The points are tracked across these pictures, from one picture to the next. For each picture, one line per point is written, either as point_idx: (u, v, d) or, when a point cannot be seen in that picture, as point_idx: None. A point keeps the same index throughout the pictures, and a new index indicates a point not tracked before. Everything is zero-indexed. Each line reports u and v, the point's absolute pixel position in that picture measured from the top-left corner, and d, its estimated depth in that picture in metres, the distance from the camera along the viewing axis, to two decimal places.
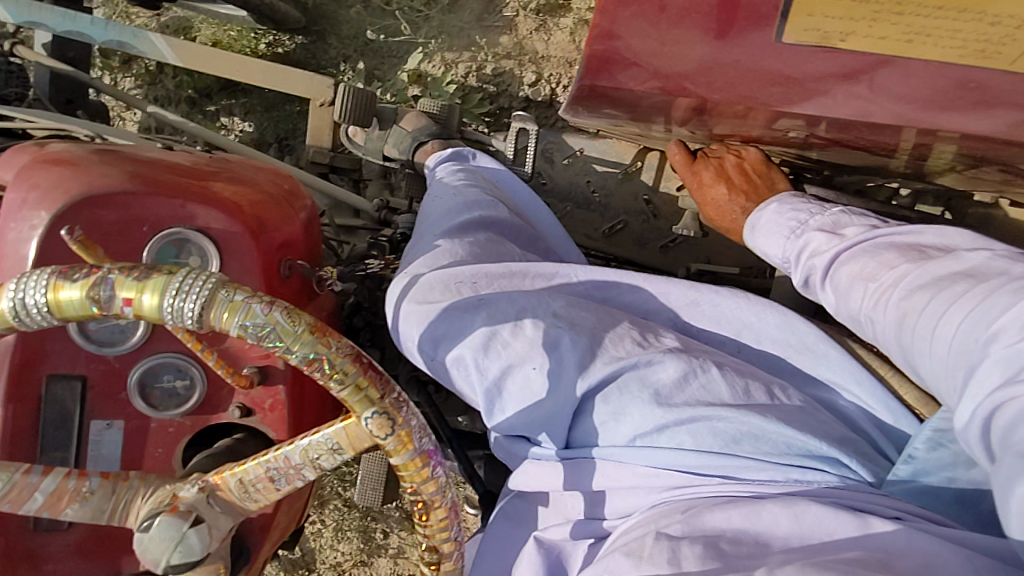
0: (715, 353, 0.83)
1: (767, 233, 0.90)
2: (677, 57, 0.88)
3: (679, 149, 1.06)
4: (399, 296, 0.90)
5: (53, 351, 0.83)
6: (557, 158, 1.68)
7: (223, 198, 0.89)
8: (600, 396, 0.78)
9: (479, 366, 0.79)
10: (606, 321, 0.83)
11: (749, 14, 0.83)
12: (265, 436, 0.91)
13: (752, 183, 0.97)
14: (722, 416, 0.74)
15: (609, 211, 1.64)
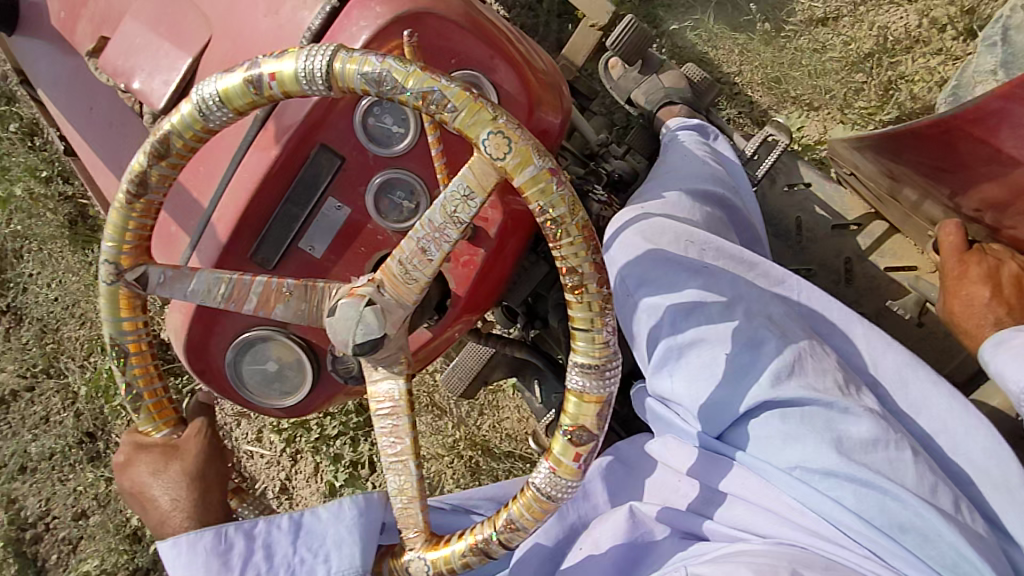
0: (905, 432, 0.82)
1: (1022, 361, 0.83)
2: None
3: (953, 231, 0.97)
4: (630, 220, 0.94)
5: (331, 126, 0.91)
6: (780, 182, 1.61)
7: (521, 65, 0.93)
8: (779, 410, 0.83)
9: (675, 325, 0.86)
10: (816, 350, 0.84)
11: None
12: (446, 284, 0.96)
13: (1021, 302, 0.91)
14: (899, 500, 0.77)
15: (804, 254, 1.55)
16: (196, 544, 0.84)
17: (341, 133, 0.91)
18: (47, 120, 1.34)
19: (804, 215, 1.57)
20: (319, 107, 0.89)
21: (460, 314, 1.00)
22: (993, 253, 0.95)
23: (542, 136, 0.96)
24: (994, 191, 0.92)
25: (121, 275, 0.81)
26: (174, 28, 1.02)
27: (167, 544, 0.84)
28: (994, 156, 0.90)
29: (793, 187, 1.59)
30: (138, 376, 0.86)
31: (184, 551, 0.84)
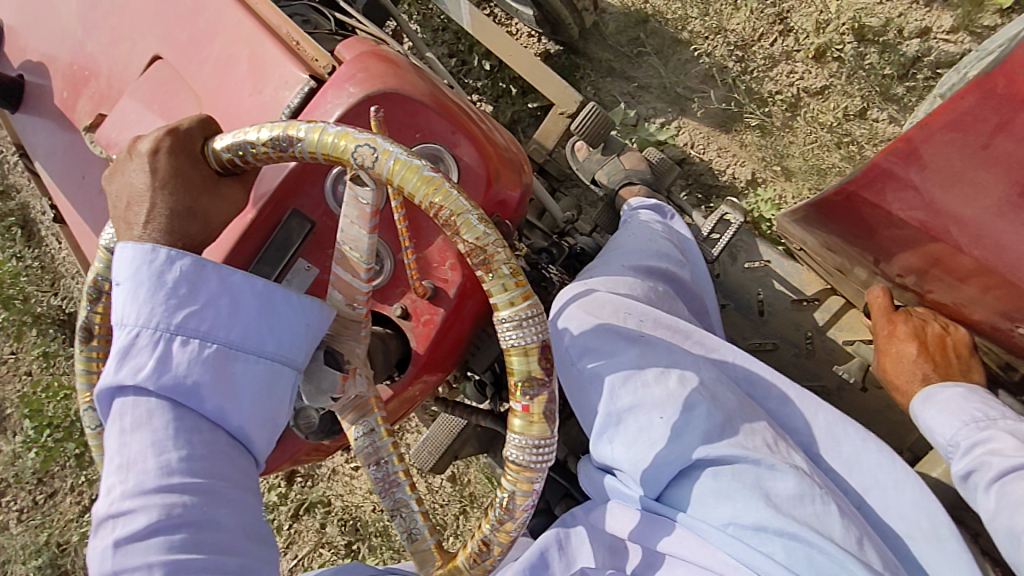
0: (833, 491, 0.86)
1: (948, 414, 0.94)
2: (920, 194, 0.89)
3: (880, 296, 1.07)
4: (570, 296, 1.01)
5: (304, 193, 0.99)
6: (737, 259, 1.70)
7: (481, 140, 1.02)
8: (712, 469, 0.86)
9: (612, 393, 0.90)
10: (746, 414, 0.90)
11: (994, 178, 0.81)
12: (406, 342, 1.01)
13: (946, 361, 0.99)
14: (822, 551, 0.79)
15: (765, 328, 1.62)
16: (169, 268, 0.72)
17: (313, 199, 0.99)
18: (41, 191, 1.41)
19: (759, 290, 1.65)
20: (293, 175, 0.97)
21: (419, 373, 1.03)
22: (922, 318, 1.02)
23: (499, 207, 1.05)
24: (913, 260, 0.99)
25: (242, 158, 0.77)
26: (166, 104, 1.12)
27: (134, 244, 0.73)
28: (887, 219, 0.96)
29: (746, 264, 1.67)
30: (271, 152, 0.75)
31: (157, 261, 0.72)
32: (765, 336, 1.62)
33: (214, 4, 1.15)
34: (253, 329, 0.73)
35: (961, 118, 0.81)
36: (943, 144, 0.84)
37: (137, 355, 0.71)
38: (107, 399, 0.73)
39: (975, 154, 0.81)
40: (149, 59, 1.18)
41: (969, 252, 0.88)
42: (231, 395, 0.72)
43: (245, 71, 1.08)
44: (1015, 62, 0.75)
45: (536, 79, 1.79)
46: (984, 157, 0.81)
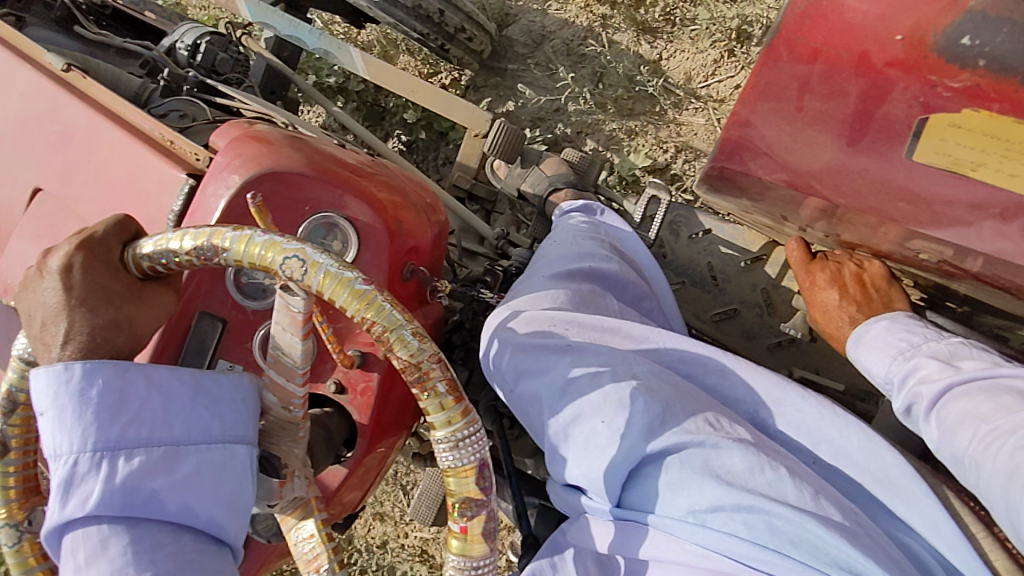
0: (786, 454, 0.88)
1: (869, 348, 0.94)
2: (782, 149, 0.93)
3: (797, 245, 1.07)
4: (495, 323, 1.01)
5: (208, 293, 0.97)
6: (682, 233, 1.69)
7: (372, 196, 1.01)
8: (661, 462, 0.86)
9: (556, 412, 0.90)
10: (683, 394, 0.90)
11: (845, 124, 0.88)
12: (349, 416, 0.99)
13: (867, 296, 0.99)
14: (783, 516, 0.80)
15: (723, 295, 1.62)
16: (86, 389, 0.72)
17: (220, 296, 0.97)
18: None
19: (703, 262, 1.66)
20: (195, 276, 0.96)
21: (371, 443, 1.01)
22: (837, 260, 1.03)
23: (410, 254, 1.05)
24: (810, 213, 0.99)
25: (163, 263, 0.76)
26: (54, 235, 1.10)
27: (44, 370, 0.73)
28: (752, 182, 0.97)
29: (686, 237, 1.68)
30: (191, 258, 0.73)
31: (75, 382, 0.72)
32: (717, 305, 1.62)
33: (84, 123, 1.13)
34: (192, 416, 0.76)
35: (776, 84, 0.91)
36: (767, 106, 0.92)
37: (82, 484, 0.71)
38: (59, 539, 0.73)
39: (794, 120, 0.92)
40: (31, 193, 1.15)
41: (834, 198, 0.91)
42: (188, 492, 0.74)
43: (126, 183, 1.06)
44: (788, 30, 0.89)
45: (444, 107, 1.81)
46: (815, 105, 0.89)
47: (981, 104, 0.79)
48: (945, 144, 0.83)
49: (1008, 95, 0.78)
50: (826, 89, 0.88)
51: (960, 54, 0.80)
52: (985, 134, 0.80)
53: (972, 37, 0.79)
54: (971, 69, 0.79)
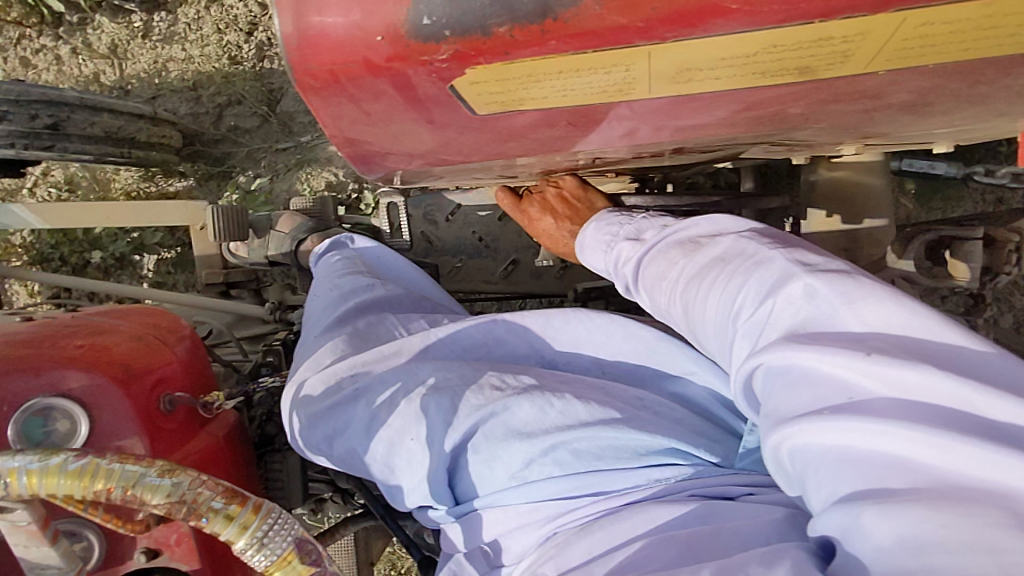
0: (570, 380, 1.01)
1: (591, 250, 1.05)
2: (397, 146, 0.71)
3: (504, 194, 1.18)
4: (291, 399, 1.08)
5: None
6: (440, 217, 1.78)
7: (81, 357, 0.91)
8: (470, 447, 0.93)
9: (368, 452, 0.96)
10: (469, 377, 0.98)
11: (432, 98, 0.62)
12: (178, 570, 0.91)
13: (573, 210, 1.10)
14: (579, 437, 0.90)
15: (499, 250, 1.78)
16: None
17: None
18: None
19: (469, 235, 1.79)
20: None
21: None
22: (539, 191, 1.13)
23: (160, 386, 0.98)
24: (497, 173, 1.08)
25: None
26: None
27: None
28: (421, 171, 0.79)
29: (443, 220, 1.77)
30: None
31: None
32: (499, 264, 1.79)
33: None
34: None
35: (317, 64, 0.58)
36: (328, 102, 0.62)
37: None
38: None
39: (368, 120, 0.65)
40: None
41: (511, 153, 0.76)
42: None
43: None
44: (295, 54, 0.59)
45: (153, 215, 1.67)
46: (411, 86, 0.60)
47: (481, 59, 0.57)
48: (485, 86, 0.60)
49: (498, 44, 0.55)
50: (394, 49, 0.57)
51: (431, 32, 0.55)
52: (540, 74, 0.58)
53: (432, 15, 0.55)
54: (448, 36, 0.55)
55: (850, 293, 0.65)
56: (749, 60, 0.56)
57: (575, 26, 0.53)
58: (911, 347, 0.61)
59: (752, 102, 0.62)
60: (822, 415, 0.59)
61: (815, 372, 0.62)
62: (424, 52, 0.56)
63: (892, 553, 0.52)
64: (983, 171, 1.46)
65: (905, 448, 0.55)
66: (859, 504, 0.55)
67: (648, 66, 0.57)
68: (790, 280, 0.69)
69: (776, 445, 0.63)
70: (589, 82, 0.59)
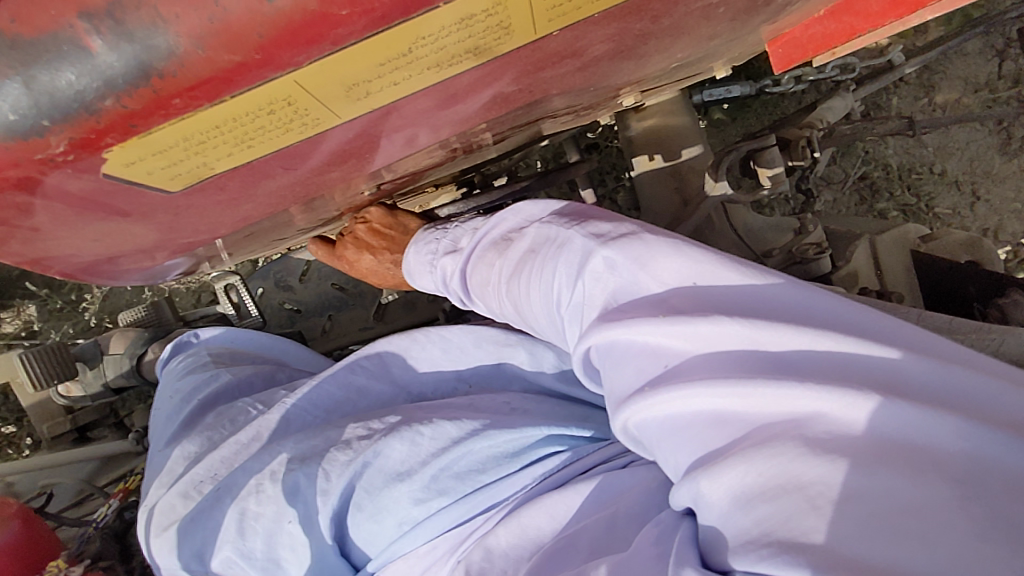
0: (441, 405, 0.93)
1: (419, 274, 1.00)
2: (113, 247, 0.55)
3: (317, 244, 1.13)
4: (149, 526, 0.94)
5: None
6: (294, 281, 1.72)
7: None
8: (353, 506, 0.84)
9: (245, 553, 0.84)
10: (337, 437, 0.89)
11: (94, 191, 0.43)
12: None
13: (387, 238, 1.06)
14: (456, 457, 0.85)
15: (362, 292, 1.72)
16: None
17: None
18: None
19: (328, 288, 1.71)
20: None
21: None
22: (350, 232, 1.06)
23: None
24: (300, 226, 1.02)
25: None
26: None
27: None
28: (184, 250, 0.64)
29: (298, 283, 1.71)
30: None
31: None
32: (369, 307, 1.71)
33: None
34: None
35: None
36: None
37: None
38: None
39: (44, 234, 0.48)
40: None
41: (268, 210, 0.63)
42: None
43: None
44: None
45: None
46: (54, 188, 0.42)
47: (109, 141, 0.39)
48: (147, 163, 0.42)
49: (115, 119, 0.38)
50: None
51: (24, 130, 0.37)
52: (200, 138, 0.42)
53: (16, 108, 0.36)
54: (51, 129, 0.37)
55: (641, 255, 0.66)
56: (411, 58, 0.43)
57: (185, 82, 0.37)
58: (706, 295, 0.62)
59: (471, 92, 0.53)
60: (644, 395, 0.60)
61: (630, 344, 0.62)
62: (33, 151, 0.38)
63: (732, 517, 0.52)
64: (769, 80, 1.54)
65: (717, 402, 0.56)
66: (695, 474, 0.56)
67: (311, 94, 0.42)
68: (590, 256, 0.69)
69: (623, 424, 0.63)
70: (274, 132, 0.45)
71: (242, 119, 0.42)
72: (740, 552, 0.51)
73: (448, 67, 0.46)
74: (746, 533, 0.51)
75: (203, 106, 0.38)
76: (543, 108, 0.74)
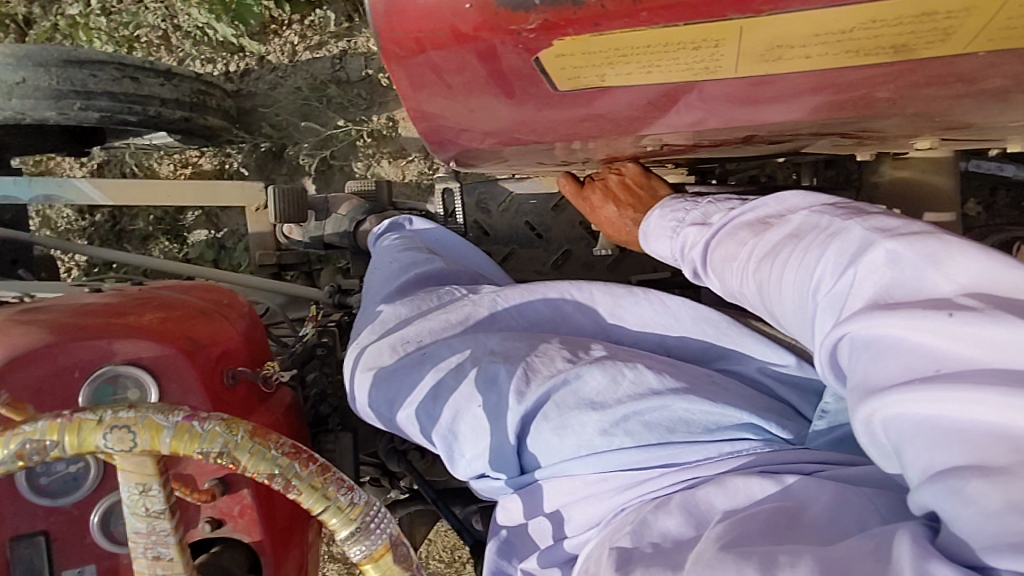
0: (638, 355, 0.98)
1: (656, 237, 1.02)
2: (473, 120, 0.75)
3: (567, 180, 1.19)
4: (355, 364, 1.07)
5: (14, 513, 0.83)
6: (493, 206, 1.81)
7: (150, 328, 0.94)
8: (540, 415, 0.90)
9: (430, 417, 0.94)
10: (538, 348, 0.97)
11: (518, 70, 0.65)
12: (241, 542, 0.95)
13: (637, 197, 1.10)
14: (651, 408, 0.89)
15: (552, 241, 1.79)
16: None
17: (26, 513, 0.83)
18: None
19: (520, 224, 1.80)
20: None
21: (277, 556, 0.97)
22: (602, 179, 1.13)
23: (224, 359, 1.01)
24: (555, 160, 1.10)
25: None
26: None
27: None
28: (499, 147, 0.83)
29: (496, 210, 1.80)
30: None
31: None
32: (551, 254, 1.79)
33: None
34: None
35: (409, 37, 0.62)
36: (413, 71, 0.66)
37: None
38: None
39: (451, 92, 0.69)
40: None
41: (584, 134, 0.80)
42: None
43: None
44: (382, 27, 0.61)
45: (211, 196, 1.73)
46: (500, 58, 0.63)
47: (570, 31, 0.58)
48: (567, 59, 0.62)
49: (589, 17, 0.57)
50: (483, 19, 0.59)
51: (519, 6, 0.57)
52: (622, 51, 0.61)
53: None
54: (537, 10, 0.57)
55: (936, 251, 0.61)
56: (832, 37, 0.58)
57: (662, 2, 0.55)
58: (1015, 302, 0.56)
59: (821, 85, 0.66)
60: (911, 389, 0.56)
61: (901, 340, 0.58)
62: (514, 22, 0.58)
63: (995, 518, 0.50)
64: None
65: (1001, 412, 0.52)
66: (961, 474, 0.52)
67: (729, 43, 0.59)
68: (869, 247, 0.65)
69: (869, 415, 0.60)
70: (672, 63, 0.63)
71: (657, 46, 0.60)
72: (1001, 549, 0.49)
73: (813, 58, 0.61)
74: (1014, 535, 0.49)
75: (656, 24, 0.57)
76: (874, 117, 0.75)
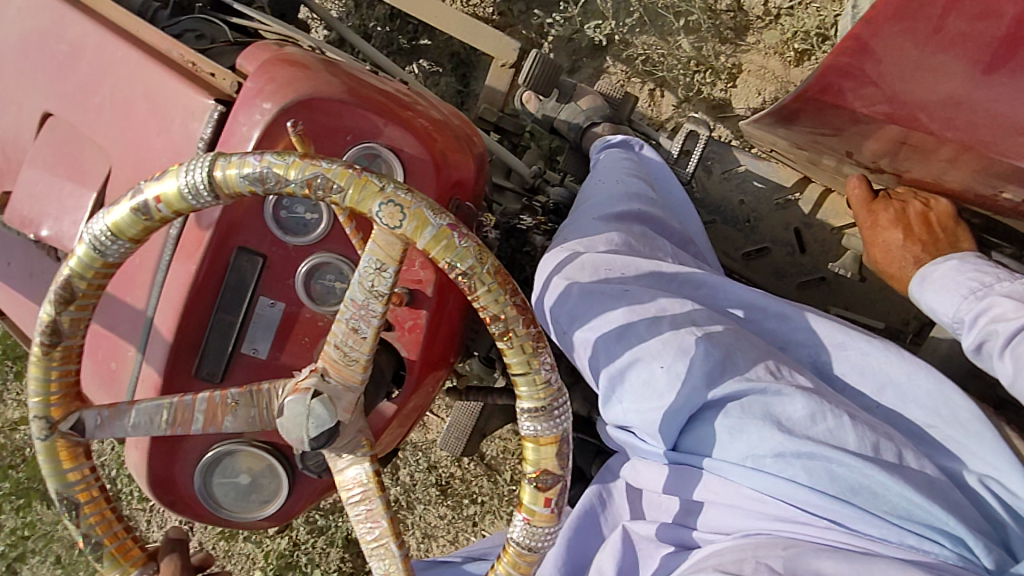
0: (847, 404, 0.90)
1: (937, 290, 0.92)
2: (902, 80, 1.00)
3: (857, 186, 1.06)
4: (552, 268, 1.01)
5: (245, 227, 0.91)
6: (714, 169, 1.48)
7: (415, 126, 0.94)
8: (722, 408, 0.88)
9: (608, 353, 0.91)
10: (747, 343, 0.93)
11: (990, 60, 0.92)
12: (397, 353, 0.99)
13: (934, 235, 0.98)
14: (843, 462, 0.83)
15: (755, 235, 1.42)
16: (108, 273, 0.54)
17: (256, 232, 0.91)
18: None
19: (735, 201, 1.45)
20: (227, 211, 0.89)
21: (420, 378, 1.02)
22: (902, 201, 1.01)
23: (459, 187, 0.99)
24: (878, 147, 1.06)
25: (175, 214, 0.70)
26: (72, 165, 0.97)
27: None
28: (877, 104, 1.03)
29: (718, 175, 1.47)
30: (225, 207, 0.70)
31: None
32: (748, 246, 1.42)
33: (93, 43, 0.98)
34: None
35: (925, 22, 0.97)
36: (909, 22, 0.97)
37: None
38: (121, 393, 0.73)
39: (919, 39, 0.97)
40: (39, 119, 1.00)
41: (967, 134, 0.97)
42: None
43: (145, 111, 0.94)
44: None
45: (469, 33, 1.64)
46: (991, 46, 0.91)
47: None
48: None
49: None
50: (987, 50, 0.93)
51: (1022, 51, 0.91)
52: None
53: None
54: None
55: None
56: None
57: None
58: None
59: None
60: None
61: None
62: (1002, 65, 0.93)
63: None
64: None
65: None
66: None
67: None
68: None
69: None
70: None
71: None
72: None
73: None
74: None
75: None
76: None
